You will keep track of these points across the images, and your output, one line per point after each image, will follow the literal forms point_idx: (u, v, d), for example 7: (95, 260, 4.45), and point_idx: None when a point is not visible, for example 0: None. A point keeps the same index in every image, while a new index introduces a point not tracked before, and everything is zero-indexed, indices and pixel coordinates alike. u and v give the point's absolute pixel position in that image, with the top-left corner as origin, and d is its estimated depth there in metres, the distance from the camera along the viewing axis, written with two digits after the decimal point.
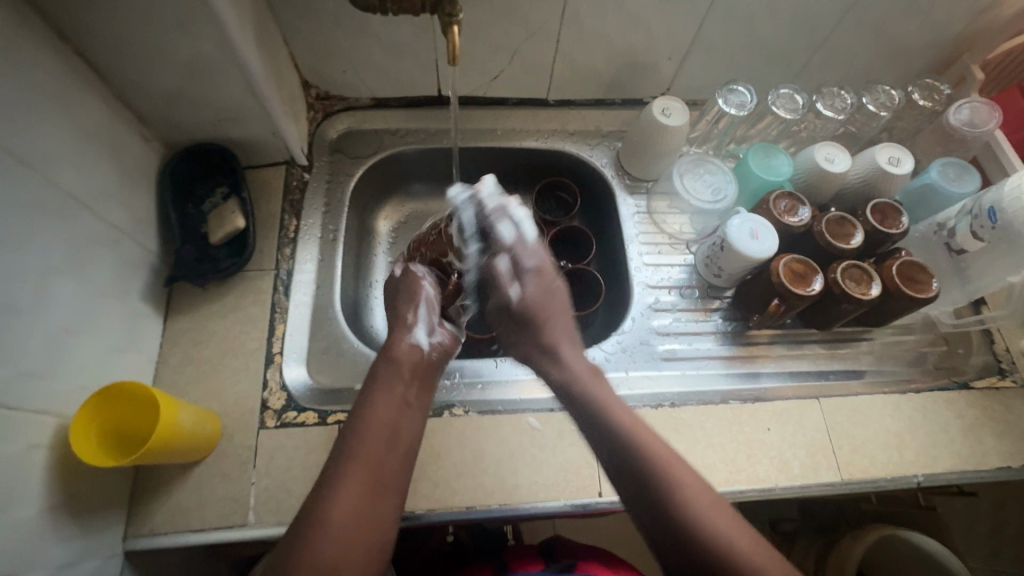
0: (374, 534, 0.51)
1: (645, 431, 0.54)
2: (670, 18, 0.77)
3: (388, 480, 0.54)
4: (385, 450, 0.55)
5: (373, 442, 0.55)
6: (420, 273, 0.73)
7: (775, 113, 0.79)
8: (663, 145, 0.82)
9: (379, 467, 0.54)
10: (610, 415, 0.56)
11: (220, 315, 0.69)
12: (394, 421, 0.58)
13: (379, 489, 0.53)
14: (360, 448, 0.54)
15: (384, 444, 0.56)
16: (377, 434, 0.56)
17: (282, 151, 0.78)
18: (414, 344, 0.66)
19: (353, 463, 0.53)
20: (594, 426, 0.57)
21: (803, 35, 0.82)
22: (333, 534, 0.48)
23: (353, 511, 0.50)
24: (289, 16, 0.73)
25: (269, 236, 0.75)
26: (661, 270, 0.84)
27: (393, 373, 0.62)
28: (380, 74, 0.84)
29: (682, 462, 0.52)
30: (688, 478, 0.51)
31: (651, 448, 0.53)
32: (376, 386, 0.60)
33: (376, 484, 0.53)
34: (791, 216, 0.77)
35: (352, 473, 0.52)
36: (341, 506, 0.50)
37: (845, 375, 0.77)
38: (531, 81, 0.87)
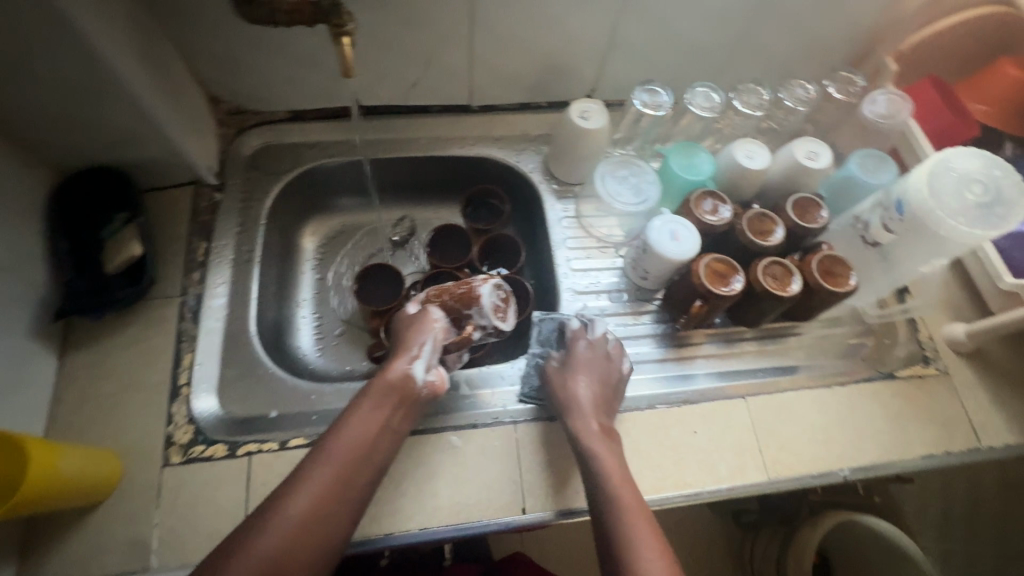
0: (322, 540, 0.51)
1: (634, 499, 0.56)
2: (582, 18, 0.76)
3: (351, 487, 0.55)
4: (361, 460, 0.56)
5: (349, 453, 0.56)
6: (437, 317, 0.65)
7: (693, 111, 0.78)
8: (585, 149, 0.81)
9: (347, 474, 0.55)
10: (603, 469, 0.58)
11: (121, 348, 0.66)
12: (377, 435, 0.58)
13: (339, 495, 0.54)
14: (337, 453, 0.55)
15: (361, 453, 0.56)
16: (355, 441, 0.56)
17: (188, 171, 0.75)
18: (411, 376, 0.61)
19: (325, 464, 0.54)
20: (590, 483, 0.59)
21: (717, 31, 0.81)
22: (283, 531, 0.50)
23: (308, 510, 0.51)
24: (182, 30, 0.69)
25: (176, 261, 0.72)
26: (590, 275, 0.82)
27: (383, 393, 0.60)
28: (292, 86, 0.81)
29: (659, 540, 0.53)
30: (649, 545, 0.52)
31: (631, 514, 0.55)
32: (366, 396, 0.59)
33: (340, 492, 0.54)
34: (711, 214, 0.76)
35: (321, 470, 0.54)
36: (302, 504, 0.51)
37: (775, 371, 0.76)
38: (451, 87, 0.85)
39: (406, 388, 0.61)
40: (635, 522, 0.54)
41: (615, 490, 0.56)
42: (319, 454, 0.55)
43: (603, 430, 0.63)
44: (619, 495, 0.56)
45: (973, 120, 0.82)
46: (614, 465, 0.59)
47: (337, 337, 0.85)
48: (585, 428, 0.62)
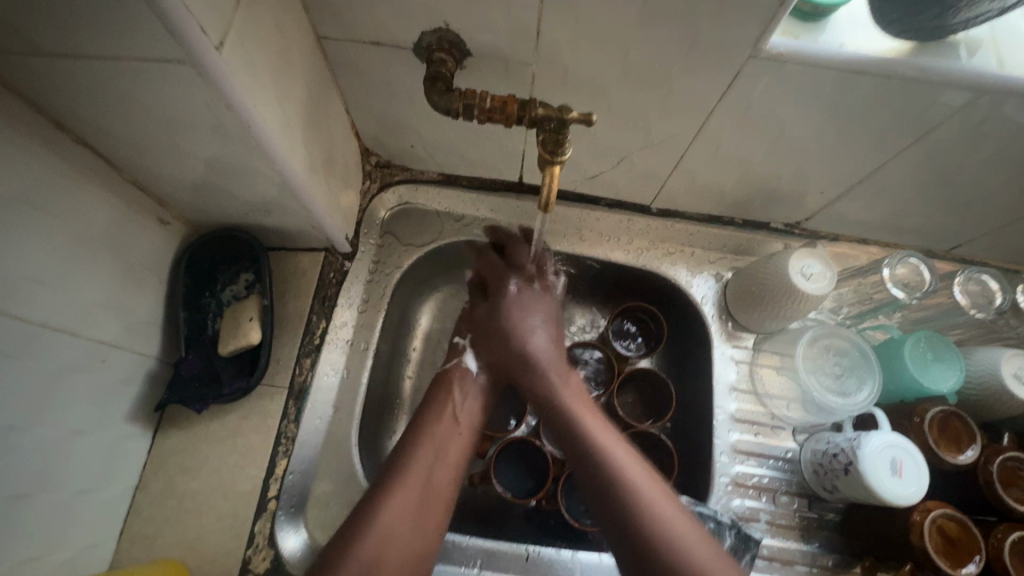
0: (427, 547, 0.52)
1: (630, 467, 0.54)
2: (837, 155, 0.58)
3: (443, 490, 0.56)
4: (433, 481, 0.55)
5: (418, 476, 0.55)
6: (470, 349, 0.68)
7: (959, 301, 0.59)
8: (791, 309, 0.64)
9: (428, 484, 0.55)
10: (607, 455, 0.55)
11: (216, 440, 0.58)
12: (439, 448, 0.58)
13: (438, 492, 0.56)
14: (411, 478, 0.54)
15: (439, 462, 0.57)
16: (431, 452, 0.57)
17: (322, 239, 0.65)
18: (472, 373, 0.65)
19: (397, 498, 0.52)
20: (593, 476, 0.54)
21: (1016, 197, 0.61)
22: (382, 533, 0.50)
23: (400, 522, 0.51)
24: (354, 86, 0.59)
25: (292, 341, 0.63)
26: (753, 459, 0.66)
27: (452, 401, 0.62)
28: (454, 155, 0.69)
29: (666, 516, 0.51)
30: (659, 497, 0.52)
31: (655, 511, 0.51)
32: (428, 418, 0.60)
33: (425, 496, 0.54)
34: (952, 453, 0.57)
35: (404, 487, 0.53)
36: (391, 515, 0.51)
37: None
38: (635, 188, 0.70)
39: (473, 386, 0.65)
40: (670, 525, 0.50)
41: (632, 489, 0.52)
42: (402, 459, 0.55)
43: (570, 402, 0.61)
44: (625, 490, 0.52)
45: None
46: (605, 439, 0.56)
47: None
48: (564, 387, 0.62)
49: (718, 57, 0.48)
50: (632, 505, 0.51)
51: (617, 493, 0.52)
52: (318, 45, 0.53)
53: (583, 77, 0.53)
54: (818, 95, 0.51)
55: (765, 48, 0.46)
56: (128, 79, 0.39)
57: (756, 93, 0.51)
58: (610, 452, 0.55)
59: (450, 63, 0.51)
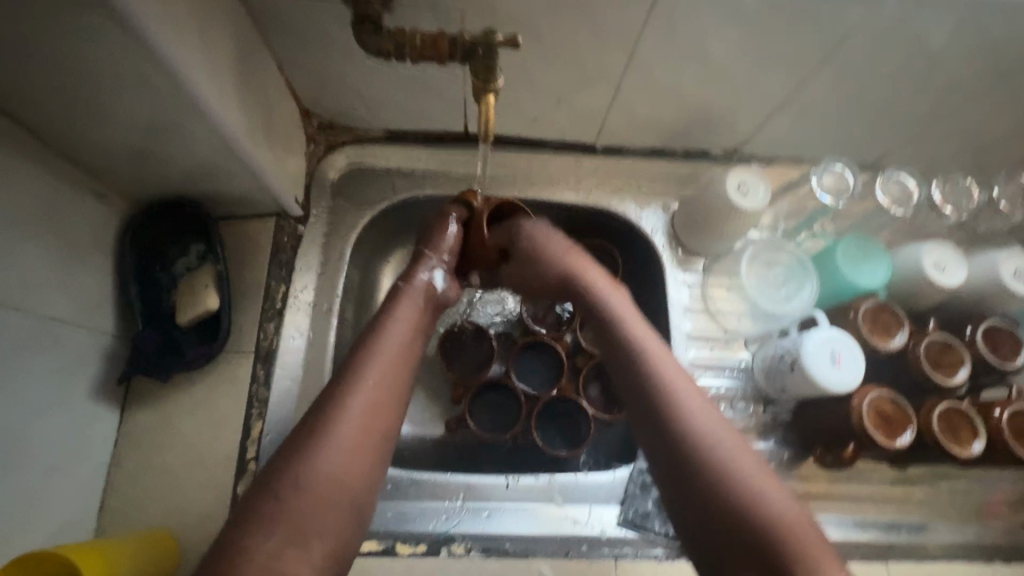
0: (383, 438, 0.46)
1: (689, 395, 0.48)
2: (765, 72, 0.61)
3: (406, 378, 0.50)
4: (401, 368, 0.50)
5: (390, 359, 0.50)
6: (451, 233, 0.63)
7: (880, 202, 0.63)
8: (732, 227, 0.68)
9: (392, 377, 0.49)
10: (651, 368, 0.49)
11: (187, 411, 0.59)
12: (409, 332, 0.53)
13: (399, 376, 0.49)
14: (382, 362, 0.49)
15: (404, 357, 0.51)
16: (399, 340, 0.52)
17: (271, 203, 0.65)
18: (432, 282, 0.59)
19: (364, 386, 0.47)
20: (637, 393, 0.49)
21: (926, 101, 0.65)
22: (350, 428, 0.44)
23: (366, 417, 0.45)
24: (283, 41, 0.58)
25: (252, 307, 0.63)
26: (710, 372, 0.70)
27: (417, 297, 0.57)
28: (396, 107, 0.68)
29: (726, 425, 0.46)
30: (695, 396, 0.48)
31: (692, 415, 0.46)
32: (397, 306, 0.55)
33: (390, 391, 0.48)
34: (883, 340, 0.62)
35: (371, 371, 0.48)
36: (359, 408, 0.45)
37: (915, 529, 0.65)
38: (578, 127, 0.71)
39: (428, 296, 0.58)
40: (710, 429, 0.45)
41: (692, 425, 0.46)
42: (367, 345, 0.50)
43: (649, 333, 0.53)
44: (694, 438, 0.45)
45: None
46: (661, 359, 0.50)
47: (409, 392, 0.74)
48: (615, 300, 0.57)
49: None
50: (668, 414, 0.47)
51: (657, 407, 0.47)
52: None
53: (511, 11, 0.53)
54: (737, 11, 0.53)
55: None
56: (43, 36, 0.38)
57: (680, 14, 0.53)
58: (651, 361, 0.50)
59: (377, 3, 0.50)
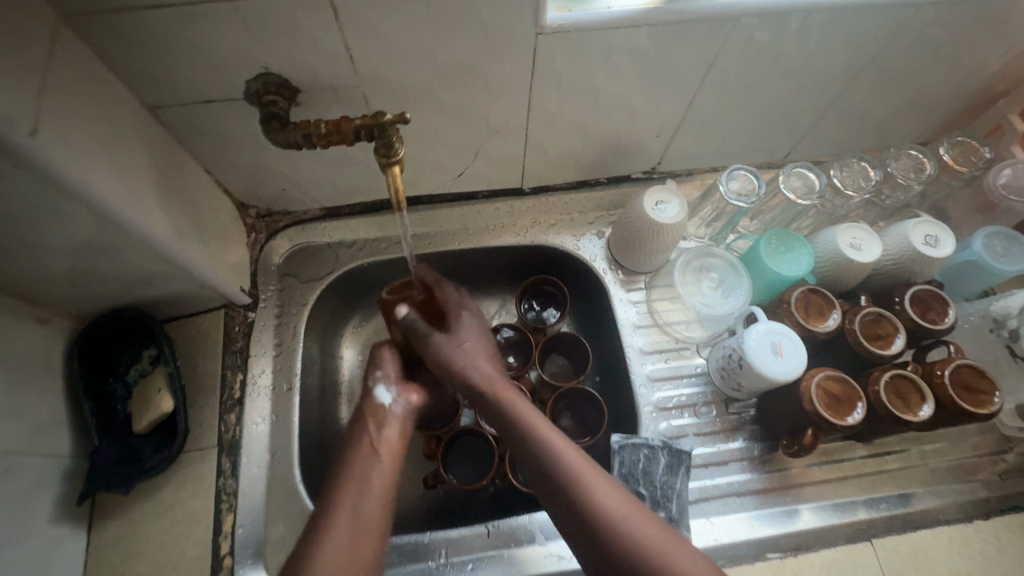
0: None
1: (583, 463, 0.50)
2: (655, 97, 0.66)
3: (374, 526, 0.48)
4: (369, 511, 0.48)
5: (353, 499, 0.49)
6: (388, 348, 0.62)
7: (786, 197, 0.68)
8: (660, 241, 0.71)
9: (358, 519, 0.47)
10: (547, 450, 0.51)
11: (155, 517, 0.58)
12: (373, 469, 0.51)
13: (379, 491, 0.50)
14: (346, 512, 0.48)
15: (380, 495, 0.50)
16: (369, 478, 0.50)
17: (217, 298, 0.67)
18: (382, 404, 0.57)
19: (332, 529, 0.46)
20: (561, 494, 0.49)
21: (809, 99, 0.70)
22: (334, 564, 0.44)
23: (350, 547, 0.46)
24: (205, 146, 0.61)
25: (210, 401, 0.64)
26: (670, 382, 0.72)
27: (372, 425, 0.55)
28: (326, 185, 0.72)
29: (630, 502, 0.47)
30: (592, 473, 0.49)
31: (596, 499, 0.47)
32: (355, 451, 0.53)
33: (358, 535, 0.47)
34: (819, 321, 0.65)
35: (336, 521, 0.47)
36: (325, 560, 0.44)
37: (897, 501, 0.65)
38: (501, 173, 0.75)
39: (384, 416, 0.57)
40: (619, 510, 0.47)
41: (601, 508, 0.47)
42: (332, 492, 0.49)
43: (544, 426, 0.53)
44: (613, 527, 0.46)
45: None
46: (558, 443, 0.51)
47: None
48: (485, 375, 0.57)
49: (514, 39, 0.55)
50: (580, 509, 0.47)
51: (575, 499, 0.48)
52: (153, 115, 0.55)
53: (408, 85, 0.58)
54: (610, 51, 0.58)
55: (547, 24, 0.54)
56: None
57: (561, 63, 0.59)
58: (545, 441, 0.51)
59: (281, 102, 0.55)
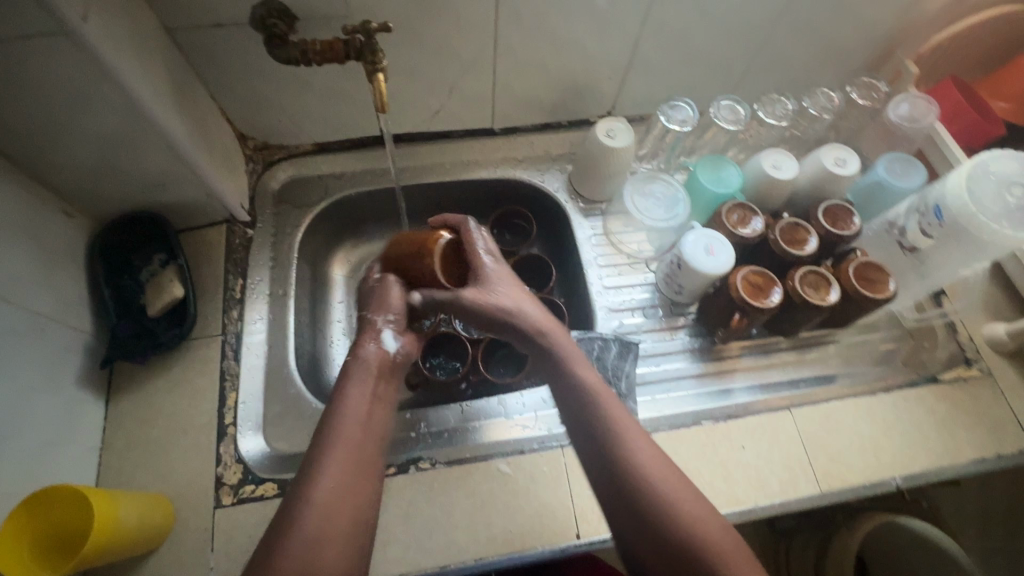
0: (344, 532, 0.46)
1: (635, 429, 0.52)
2: (603, 38, 0.77)
3: (365, 469, 0.50)
4: (358, 454, 0.50)
5: (346, 444, 0.50)
6: (396, 286, 0.62)
7: (719, 125, 0.78)
8: (612, 166, 0.81)
9: (351, 471, 0.49)
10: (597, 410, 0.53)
11: (165, 390, 0.66)
12: (366, 417, 0.52)
13: (363, 441, 0.51)
14: (340, 453, 0.49)
15: (370, 437, 0.51)
16: (356, 423, 0.51)
17: (220, 211, 0.75)
18: (382, 347, 0.58)
19: (330, 471, 0.48)
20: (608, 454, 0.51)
21: (738, 45, 0.82)
22: (312, 520, 0.45)
23: (336, 503, 0.47)
24: (212, 72, 0.70)
25: (214, 299, 0.73)
26: (623, 292, 0.82)
27: (363, 370, 0.55)
28: (317, 119, 0.81)
29: (670, 467, 0.50)
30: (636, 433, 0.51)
31: (634, 453, 0.50)
32: (349, 387, 0.54)
33: (352, 478, 0.49)
34: (744, 227, 0.76)
35: (331, 460, 0.48)
36: (319, 504, 0.46)
37: (815, 381, 0.77)
38: (474, 111, 0.85)
39: (383, 362, 0.57)
40: (656, 472, 0.49)
41: (642, 466, 0.49)
42: (328, 430, 0.50)
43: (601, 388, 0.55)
44: (651, 486, 0.48)
45: (998, 121, 0.81)
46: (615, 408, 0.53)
47: None
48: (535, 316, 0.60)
49: None
50: (624, 464, 0.50)
51: (623, 453, 0.50)
52: (169, 36, 0.64)
53: (390, 17, 0.68)
54: None
55: None
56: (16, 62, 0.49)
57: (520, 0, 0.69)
58: (597, 401, 0.54)
59: (282, 25, 0.63)
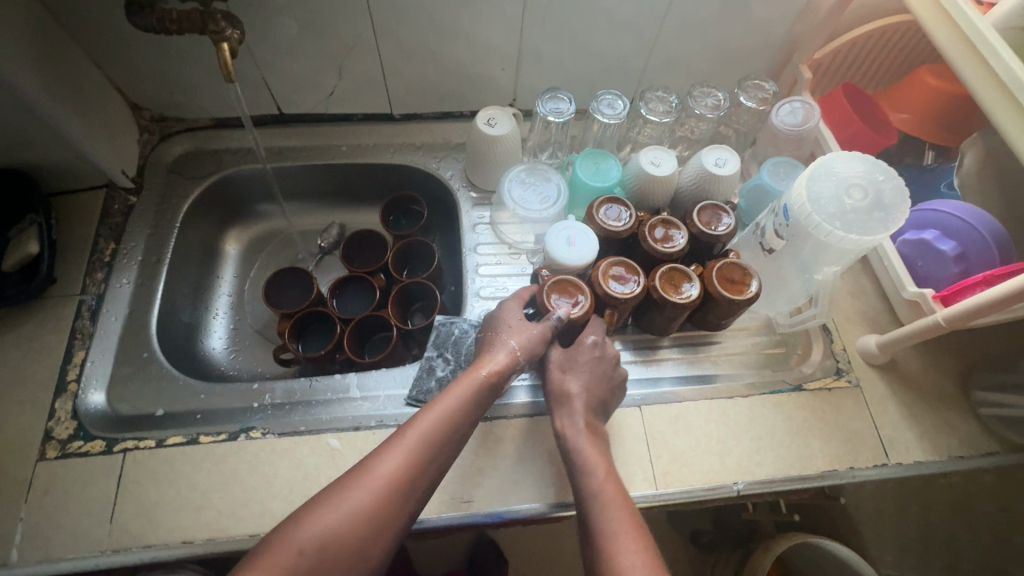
0: (401, 507, 0.51)
1: (619, 501, 0.56)
2: (487, 28, 0.78)
3: (440, 459, 0.54)
4: (445, 441, 0.55)
5: (439, 426, 0.55)
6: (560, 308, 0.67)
7: (599, 119, 0.79)
8: (495, 154, 0.82)
9: (428, 455, 0.54)
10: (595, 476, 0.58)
11: (14, 344, 0.68)
12: (463, 410, 0.57)
13: (449, 438, 0.55)
14: (431, 428, 0.55)
15: (454, 427, 0.56)
16: (444, 412, 0.56)
17: (99, 174, 0.78)
18: (508, 370, 0.61)
19: (408, 444, 0.53)
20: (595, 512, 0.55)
21: (629, 43, 0.82)
22: (381, 482, 0.51)
23: (396, 477, 0.51)
24: (93, 40, 0.73)
25: (81, 261, 0.74)
26: (501, 282, 0.82)
27: (485, 373, 0.60)
28: (210, 94, 0.83)
29: (644, 541, 0.52)
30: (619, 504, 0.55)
31: (618, 527, 0.53)
32: (467, 378, 0.60)
33: (430, 462, 0.53)
34: (612, 220, 0.75)
35: (411, 436, 0.54)
36: (392, 469, 0.52)
37: (678, 381, 0.75)
38: (370, 95, 0.87)
39: (494, 383, 0.61)
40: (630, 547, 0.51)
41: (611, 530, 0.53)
42: (428, 410, 0.56)
43: (606, 475, 0.58)
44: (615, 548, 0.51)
45: (892, 131, 0.81)
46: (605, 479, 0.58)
47: (251, 335, 0.86)
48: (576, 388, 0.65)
49: None
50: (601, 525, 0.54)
51: (602, 534, 0.53)
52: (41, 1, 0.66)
53: None
54: None
55: None
56: None
57: None
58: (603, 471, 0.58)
59: None
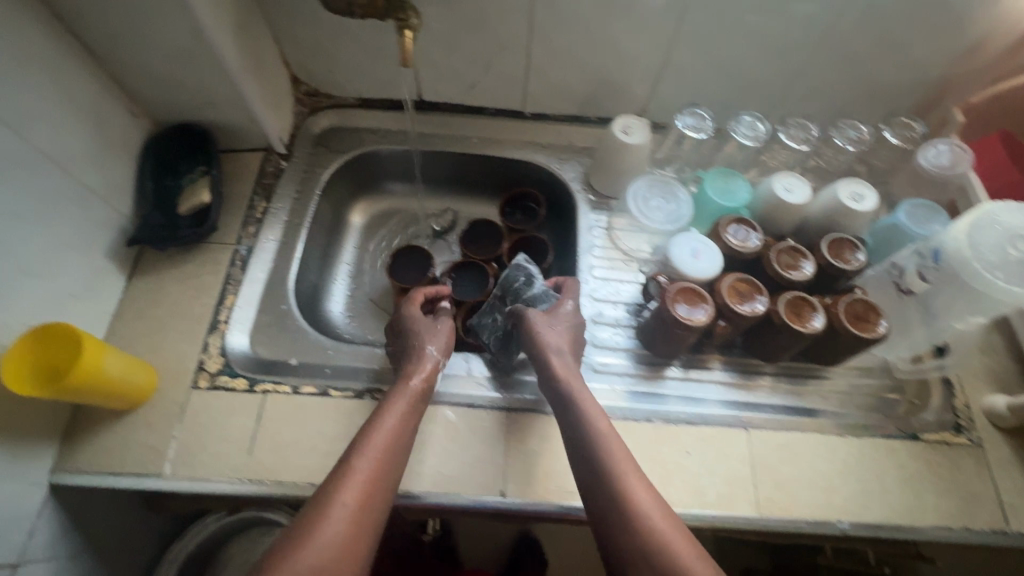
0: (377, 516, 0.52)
1: (626, 463, 0.56)
2: (637, 41, 0.80)
3: (397, 460, 0.56)
4: (395, 446, 0.57)
5: (385, 434, 0.57)
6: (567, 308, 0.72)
7: (738, 140, 0.79)
8: (624, 162, 0.84)
9: (385, 454, 0.55)
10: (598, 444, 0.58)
11: (177, 280, 0.75)
12: (401, 417, 0.59)
13: (403, 445, 0.58)
14: (376, 436, 0.56)
15: (399, 432, 0.58)
16: (388, 424, 0.58)
17: (260, 138, 0.85)
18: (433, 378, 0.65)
19: (369, 449, 0.55)
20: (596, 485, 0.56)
21: (775, 69, 0.82)
22: (358, 486, 0.52)
23: (368, 480, 0.52)
24: (279, 17, 0.80)
25: (237, 214, 0.81)
26: (612, 286, 0.84)
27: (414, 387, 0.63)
28: (363, 76, 0.89)
29: (656, 499, 0.54)
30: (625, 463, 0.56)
31: (631, 493, 0.54)
32: (400, 393, 0.62)
33: (388, 459, 0.55)
34: (740, 240, 0.75)
35: (367, 443, 0.55)
36: (363, 472, 0.53)
37: (785, 410, 0.74)
38: (507, 92, 0.91)
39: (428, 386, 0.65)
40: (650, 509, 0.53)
41: (619, 496, 0.54)
42: (369, 423, 0.58)
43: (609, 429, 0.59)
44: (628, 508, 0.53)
45: None
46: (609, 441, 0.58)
47: (366, 304, 0.91)
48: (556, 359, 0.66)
49: None
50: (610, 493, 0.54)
51: (614, 499, 0.54)
52: None
53: None
54: None
55: None
56: None
57: None
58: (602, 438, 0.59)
59: None
